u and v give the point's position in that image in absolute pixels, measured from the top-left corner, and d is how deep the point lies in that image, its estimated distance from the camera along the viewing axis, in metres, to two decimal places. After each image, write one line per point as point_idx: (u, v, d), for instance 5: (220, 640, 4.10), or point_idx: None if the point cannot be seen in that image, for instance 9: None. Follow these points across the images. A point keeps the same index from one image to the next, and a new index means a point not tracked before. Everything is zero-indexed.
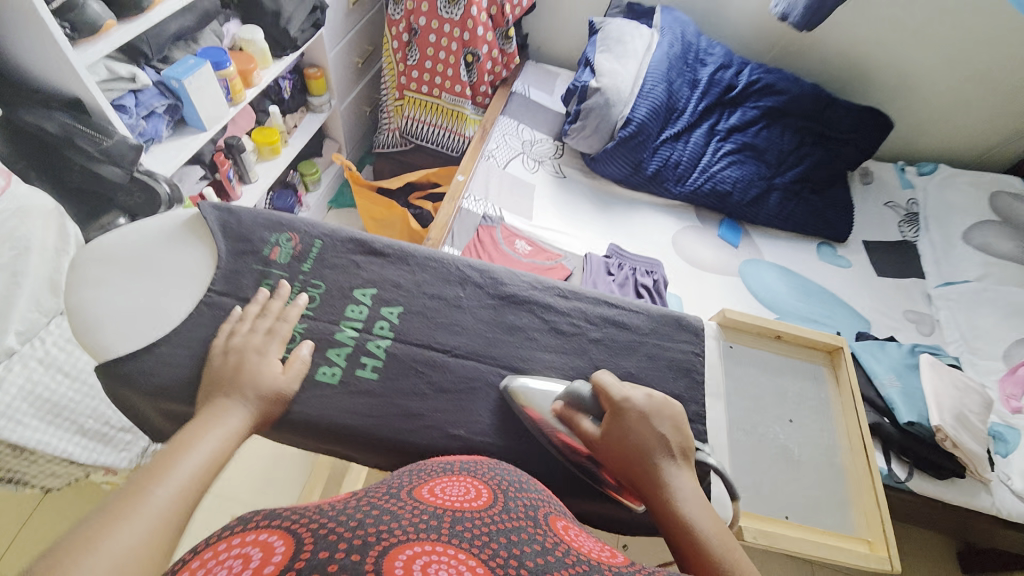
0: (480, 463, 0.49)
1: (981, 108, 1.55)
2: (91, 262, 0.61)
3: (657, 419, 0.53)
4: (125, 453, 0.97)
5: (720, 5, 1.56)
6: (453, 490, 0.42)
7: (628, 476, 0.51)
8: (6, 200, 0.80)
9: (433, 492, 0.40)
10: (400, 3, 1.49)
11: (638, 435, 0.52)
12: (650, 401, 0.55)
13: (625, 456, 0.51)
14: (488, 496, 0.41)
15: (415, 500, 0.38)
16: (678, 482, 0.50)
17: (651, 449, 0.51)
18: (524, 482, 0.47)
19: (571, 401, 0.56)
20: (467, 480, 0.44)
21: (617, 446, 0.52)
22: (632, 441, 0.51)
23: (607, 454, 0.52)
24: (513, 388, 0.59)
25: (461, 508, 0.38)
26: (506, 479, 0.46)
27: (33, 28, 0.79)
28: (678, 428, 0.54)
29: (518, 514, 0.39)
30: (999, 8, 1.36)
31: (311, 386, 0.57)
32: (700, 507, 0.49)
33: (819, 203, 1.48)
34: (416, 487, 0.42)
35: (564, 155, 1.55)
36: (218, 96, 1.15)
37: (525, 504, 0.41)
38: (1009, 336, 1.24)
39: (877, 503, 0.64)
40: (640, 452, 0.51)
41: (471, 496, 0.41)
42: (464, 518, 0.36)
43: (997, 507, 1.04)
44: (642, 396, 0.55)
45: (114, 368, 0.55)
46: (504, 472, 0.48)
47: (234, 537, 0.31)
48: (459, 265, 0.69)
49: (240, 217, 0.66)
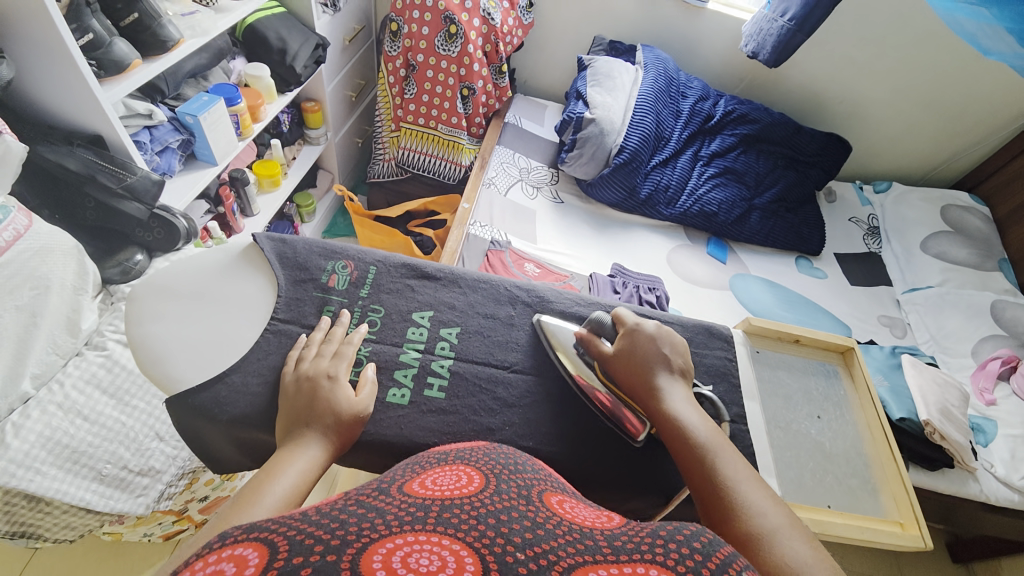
0: (475, 451, 0.50)
1: (923, 132, 1.75)
2: (152, 295, 0.63)
3: (662, 342, 0.64)
4: (144, 499, 0.84)
5: (695, 43, 1.70)
6: (445, 479, 0.42)
7: (634, 382, 0.62)
8: (29, 240, 0.79)
9: (426, 484, 0.41)
10: (397, 40, 1.54)
11: (645, 351, 0.63)
12: (658, 329, 0.66)
13: (634, 365, 0.63)
14: (480, 480, 0.42)
15: (405, 494, 0.38)
16: (673, 390, 0.61)
17: (654, 363, 0.63)
18: (521, 463, 0.48)
19: (593, 327, 0.67)
20: (459, 468, 0.44)
21: (625, 360, 0.63)
22: (639, 355, 0.63)
23: (619, 365, 0.63)
24: (544, 323, 0.70)
25: (449, 495, 0.38)
26: (500, 462, 0.47)
27: (62, 67, 0.79)
28: (680, 353, 0.65)
29: (509, 495, 0.40)
30: (935, 46, 1.55)
31: (383, 408, 0.61)
32: (689, 407, 0.60)
33: (794, 220, 1.60)
34: (407, 480, 0.42)
35: (559, 181, 1.62)
36: (229, 130, 1.15)
37: (517, 484, 0.42)
38: (974, 335, 1.38)
39: (906, 488, 0.71)
40: (645, 364, 0.62)
41: (463, 482, 0.41)
42: (454, 504, 0.37)
43: (985, 494, 1.13)
44: (651, 325, 0.66)
45: (186, 400, 0.57)
46: (499, 454, 0.48)
47: (207, 555, 0.30)
48: (507, 287, 0.74)
49: (295, 247, 0.71)
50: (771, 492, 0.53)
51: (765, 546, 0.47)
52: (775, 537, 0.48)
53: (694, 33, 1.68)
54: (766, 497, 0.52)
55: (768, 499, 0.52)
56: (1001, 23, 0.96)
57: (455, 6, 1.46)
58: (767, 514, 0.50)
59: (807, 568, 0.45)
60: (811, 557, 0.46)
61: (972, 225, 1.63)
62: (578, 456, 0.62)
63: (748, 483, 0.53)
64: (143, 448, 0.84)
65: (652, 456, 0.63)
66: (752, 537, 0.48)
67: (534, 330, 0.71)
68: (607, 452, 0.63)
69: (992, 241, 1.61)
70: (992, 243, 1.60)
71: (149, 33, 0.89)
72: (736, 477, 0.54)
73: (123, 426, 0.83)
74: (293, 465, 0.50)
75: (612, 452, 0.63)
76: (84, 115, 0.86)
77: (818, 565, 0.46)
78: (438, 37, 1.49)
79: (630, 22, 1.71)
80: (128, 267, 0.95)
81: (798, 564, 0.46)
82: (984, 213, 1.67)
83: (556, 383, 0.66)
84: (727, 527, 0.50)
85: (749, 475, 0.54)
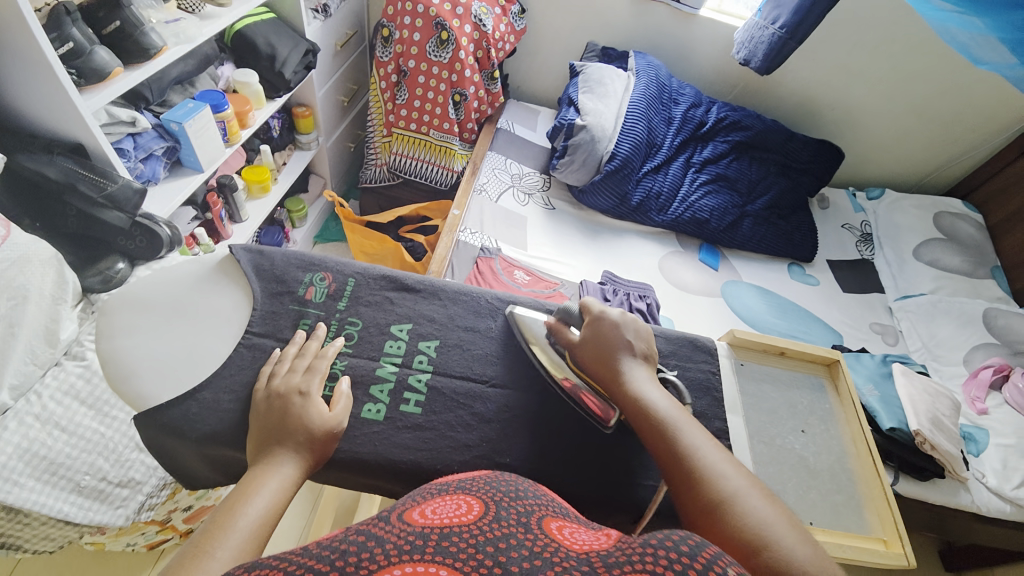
0: (477, 479, 0.49)
1: (916, 139, 1.75)
2: (126, 308, 0.63)
3: (625, 328, 0.64)
4: (123, 511, 0.83)
5: (687, 50, 1.70)
6: (444, 508, 0.41)
7: (598, 369, 0.62)
8: (6, 249, 0.78)
9: (425, 513, 0.40)
10: (388, 46, 1.53)
11: (608, 338, 0.63)
12: (622, 316, 0.65)
13: (598, 352, 0.63)
14: (480, 508, 0.41)
15: (405, 523, 0.38)
16: (636, 371, 0.61)
17: (618, 349, 0.63)
18: (521, 488, 0.47)
19: (561, 316, 0.67)
20: (459, 497, 0.44)
21: (591, 347, 0.64)
22: (603, 341, 0.63)
23: (585, 354, 0.64)
24: (516, 314, 0.70)
25: (449, 523, 0.37)
26: (500, 489, 0.46)
27: (40, 74, 0.78)
28: (643, 337, 0.65)
29: (507, 521, 0.39)
30: (928, 53, 1.55)
31: (357, 424, 0.60)
32: (652, 386, 0.60)
33: (787, 227, 1.60)
34: (407, 509, 0.41)
35: (551, 188, 1.61)
36: (216, 137, 1.15)
37: (517, 510, 0.42)
38: (965, 343, 1.37)
39: (890, 507, 0.70)
40: (607, 351, 0.63)
41: (462, 510, 0.41)
42: (452, 533, 0.36)
43: (976, 504, 1.12)
44: (616, 312, 0.66)
45: (156, 417, 0.56)
46: (500, 482, 0.47)
47: None
48: (488, 298, 0.74)
49: (272, 258, 0.71)
50: (731, 457, 0.56)
51: (728, 510, 0.50)
52: (738, 499, 0.51)
53: (686, 39, 1.68)
54: (727, 460, 0.54)
55: (730, 465, 0.54)
56: (994, 34, 0.95)
57: (446, 12, 1.46)
58: (729, 478, 0.53)
59: (767, 526, 0.49)
60: (770, 514, 0.50)
61: (964, 233, 1.63)
62: (555, 472, 0.61)
63: (710, 449, 0.55)
64: (122, 459, 0.83)
65: (628, 470, 0.62)
66: (716, 502, 0.51)
67: (508, 322, 0.71)
68: (584, 468, 0.62)
69: (985, 249, 1.61)
70: (985, 250, 1.60)
71: (132, 40, 0.88)
72: (699, 446, 0.55)
73: (101, 438, 0.81)
74: (265, 485, 0.50)
75: (589, 467, 0.62)
76: (64, 123, 0.85)
77: (777, 521, 0.49)
78: (429, 43, 1.49)
79: (623, 29, 1.70)
80: (108, 275, 0.95)
81: (759, 521, 0.49)
82: (977, 221, 1.67)
83: (532, 399, 0.66)
84: (691, 496, 0.52)
85: (709, 442, 0.56)
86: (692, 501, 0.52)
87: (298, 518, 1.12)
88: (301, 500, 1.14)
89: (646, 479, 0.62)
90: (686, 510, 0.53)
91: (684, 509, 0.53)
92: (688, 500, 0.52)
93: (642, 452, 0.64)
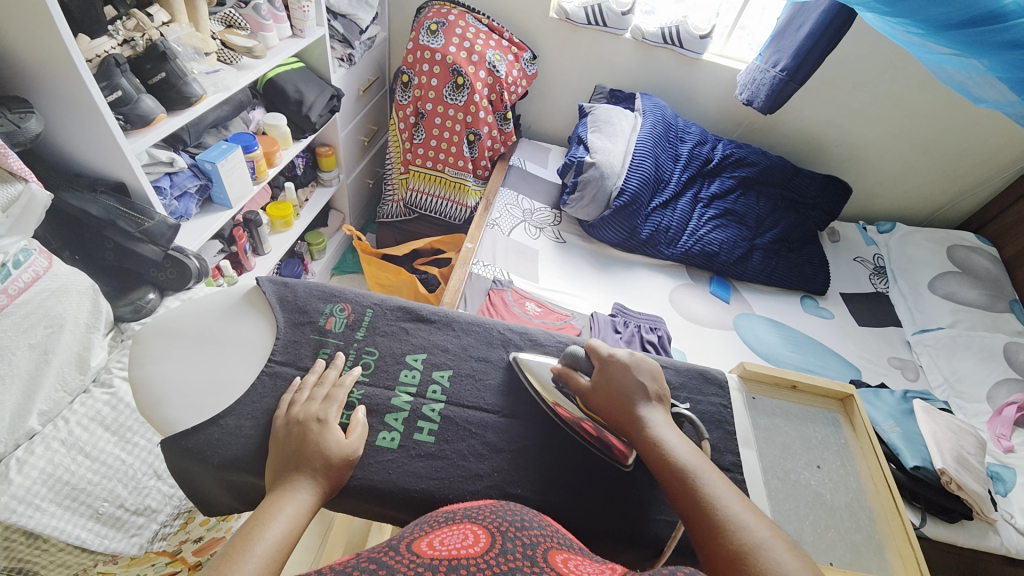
0: (483, 509, 0.50)
1: (924, 173, 1.77)
2: (157, 336, 0.67)
3: (636, 370, 0.65)
4: (137, 539, 0.82)
5: (692, 92, 1.77)
6: (451, 539, 0.43)
7: (614, 414, 0.63)
8: (47, 280, 0.83)
9: (434, 544, 0.42)
10: (408, 90, 1.62)
11: (621, 380, 0.64)
12: (631, 357, 0.67)
13: (612, 397, 0.63)
14: (487, 539, 0.43)
15: (414, 555, 0.39)
16: (653, 416, 0.62)
17: (632, 392, 0.63)
18: (528, 519, 0.48)
19: (568, 361, 0.68)
20: (466, 526, 0.45)
21: (605, 391, 0.64)
22: (616, 384, 0.64)
23: (599, 399, 0.64)
24: (520, 359, 0.71)
25: (457, 555, 0.39)
26: (506, 520, 0.47)
27: (92, 123, 0.86)
28: (655, 379, 0.65)
29: (514, 554, 0.41)
30: (929, 92, 1.58)
31: (371, 452, 0.61)
32: (671, 432, 0.61)
33: (797, 260, 1.61)
34: (417, 539, 0.43)
35: (562, 222, 1.65)
36: (244, 175, 1.22)
37: (525, 542, 0.43)
38: (990, 378, 1.33)
39: (912, 548, 0.69)
40: (621, 394, 0.63)
41: (469, 542, 0.42)
42: (461, 565, 0.38)
43: (1004, 546, 1.08)
44: (624, 353, 0.67)
45: (180, 443, 0.59)
46: (507, 512, 0.49)
47: None
48: (500, 329, 0.76)
49: (295, 289, 0.75)
50: (755, 507, 0.55)
51: (753, 561, 0.49)
52: (762, 550, 0.49)
53: (690, 82, 1.75)
54: (749, 510, 0.54)
55: (752, 516, 0.53)
56: (994, 72, 0.93)
57: (462, 59, 1.55)
58: (753, 528, 0.51)
59: None
60: (797, 568, 0.47)
61: (980, 267, 1.62)
62: (566, 505, 0.61)
63: (731, 499, 0.55)
64: (140, 487, 0.84)
65: (642, 506, 0.62)
66: (740, 553, 0.50)
67: (511, 367, 0.72)
68: (594, 501, 0.62)
69: (1003, 282, 1.59)
70: (1002, 283, 1.58)
71: (174, 90, 0.96)
72: (720, 495, 0.55)
73: (123, 464, 0.83)
74: (283, 511, 0.51)
75: (599, 501, 0.62)
76: (110, 164, 0.92)
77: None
78: (446, 88, 1.57)
79: (630, 72, 1.78)
80: (139, 305, 1.01)
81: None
82: (992, 254, 1.66)
83: (543, 438, 0.66)
84: (714, 546, 0.51)
85: (731, 492, 0.56)
86: (716, 552, 0.51)
87: (308, 552, 1.09)
88: (310, 533, 1.11)
89: (659, 514, 0.62)
90: (711, 562, 0.51)
91: (706, 559, 0.52)
92: (712, 551, 0.51)
93: (654, 488, 0.64)
